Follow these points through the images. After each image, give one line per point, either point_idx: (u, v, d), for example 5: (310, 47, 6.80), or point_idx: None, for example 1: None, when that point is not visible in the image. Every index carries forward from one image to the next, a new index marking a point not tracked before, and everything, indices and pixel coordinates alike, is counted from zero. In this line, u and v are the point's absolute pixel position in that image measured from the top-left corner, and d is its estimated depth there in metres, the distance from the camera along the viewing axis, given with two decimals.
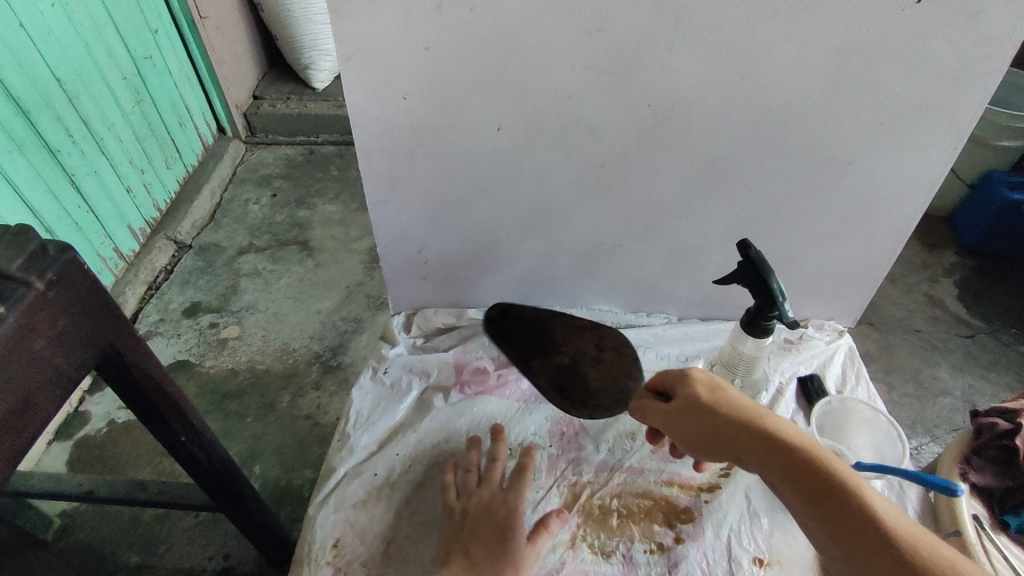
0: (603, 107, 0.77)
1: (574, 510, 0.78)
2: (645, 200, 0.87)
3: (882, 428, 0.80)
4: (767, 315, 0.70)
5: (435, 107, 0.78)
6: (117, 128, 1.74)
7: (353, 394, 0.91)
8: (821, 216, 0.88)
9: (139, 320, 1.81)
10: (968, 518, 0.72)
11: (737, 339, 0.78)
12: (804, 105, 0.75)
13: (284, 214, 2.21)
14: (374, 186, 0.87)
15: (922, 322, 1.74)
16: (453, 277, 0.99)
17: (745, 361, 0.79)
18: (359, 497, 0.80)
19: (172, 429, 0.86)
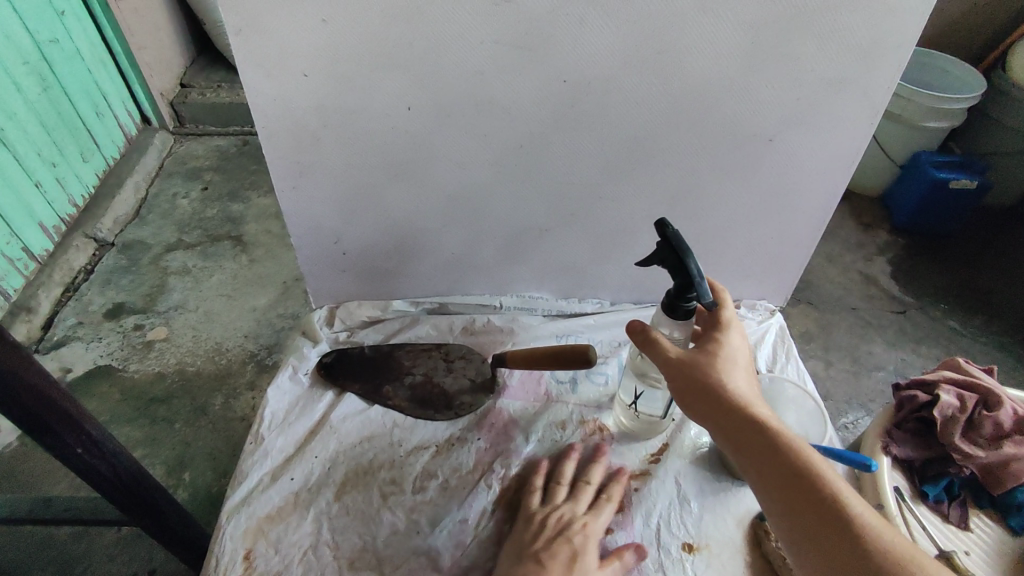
0: (518, 84, 0.73)
1: (501, 505, 0.75)
2: (568, 180, 0.84)
3: (807, 408, 0.81)
4: (684, 304, 0.65)
5: (340, 86, 0.72)
6: (20, 117, 1.61)
7: (269, 394, 0.85)
8: (747, 194, 0.87)
9: (55, 325, 1.69)
10: (889, 490, 0.73)
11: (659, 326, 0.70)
12: (724, 81, 0.73)
13: (216, 208, 2.10)
14: (282, 171, 0.81)
15: (858, 300, 1.77)
16: (376, 268, 0.95)
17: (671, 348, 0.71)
18: (273, 506, 0.75)
19: (64, 442, 0.79)
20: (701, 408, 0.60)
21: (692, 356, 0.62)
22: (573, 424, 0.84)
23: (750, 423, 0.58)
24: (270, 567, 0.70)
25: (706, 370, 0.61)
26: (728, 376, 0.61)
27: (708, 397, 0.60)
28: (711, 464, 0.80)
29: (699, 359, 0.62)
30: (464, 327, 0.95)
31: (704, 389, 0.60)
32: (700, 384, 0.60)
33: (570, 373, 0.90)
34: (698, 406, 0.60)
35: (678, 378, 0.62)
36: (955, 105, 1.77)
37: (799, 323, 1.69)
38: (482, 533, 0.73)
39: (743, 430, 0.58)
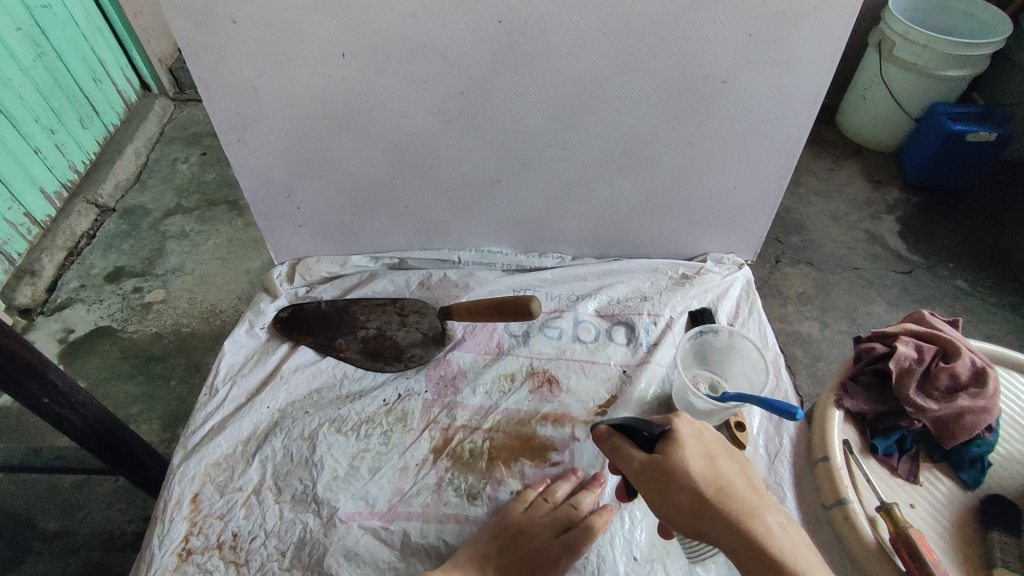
0: (452, 24, 0.69)
1: (444, 454, 0.77)
2: (514, 127, 0.81)
3: (747, 356, 0.80)
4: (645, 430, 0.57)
5: (270, 31, 0.70)
6: (15, 83, 1.55)
7: (225, 347, 0.87)
8: (706, 140, 0.83)
9: (59, 287, 1.66)
10: (839, 444, 0.72)
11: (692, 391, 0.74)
12: (666, 17, 0.69)
13: (214, 172, 2.03)
14: (226, 124, 0.80)
15: (862, 259, 1.57)
16: (332, 222, 0.94)
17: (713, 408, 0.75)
18: (222, 454, 0.77)
19: (31, 390, 0.82)
20: (688, 503, 0.52)
21: (657, 454, 0.55)
22: (522, 376, 0.84)
23: (723, 518, 0.50)
24: (215, 510, 0.72)
25: (679, 463, 0.53)
26: (684, 468, 0.53)
27: (680, 503, 0.52)
28: (658, 417, 0.80)
29: (661, 455, 0.54)
30: (420, 282, 0.95)
31: (678, 494, 0.52)
32: (668, 487, 0.53)
33: (524, 326, 0.89)
34: (675, 517, 0.53)
35: (648, 484, 0.55)
36: (976, 49, 1.55)
37: (797, 284, 1.51)
38: (422, 480, 0.75)
39: (710, 514, 0.51)
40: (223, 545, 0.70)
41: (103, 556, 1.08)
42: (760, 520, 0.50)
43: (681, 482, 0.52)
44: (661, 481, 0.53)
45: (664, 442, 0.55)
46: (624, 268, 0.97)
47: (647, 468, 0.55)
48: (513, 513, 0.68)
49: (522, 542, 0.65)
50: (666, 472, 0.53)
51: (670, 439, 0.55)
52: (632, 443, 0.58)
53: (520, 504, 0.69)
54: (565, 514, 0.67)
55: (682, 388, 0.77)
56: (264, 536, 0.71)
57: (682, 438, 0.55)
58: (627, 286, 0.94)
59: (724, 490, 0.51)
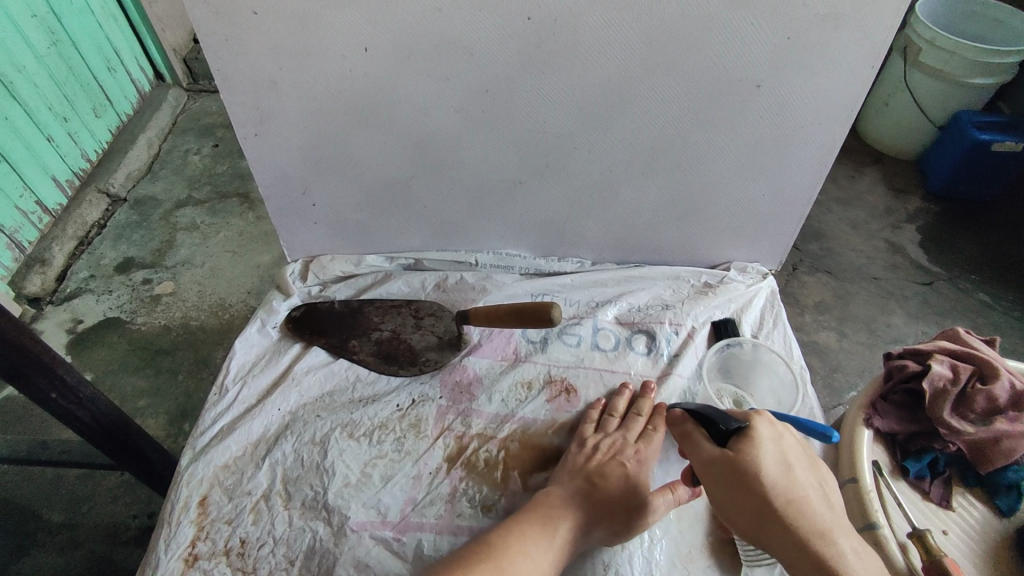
0: (478, 21, 0.67)
1: (458, 463, 0.75)
2: (538, 128, 0.78)
3: (782, 377, 0.79)
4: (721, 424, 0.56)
5: (291, 23, 0.68)
6: (29, 70, 1.54)
7: (237, 346, 0.85)
8: (737, 146, 0.80)
9: (68, 277, 1.65)
10: (870, 465, 0.69)
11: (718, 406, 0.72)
12: (701, 17, 0.66)
13: (226, 164, 2.01)
14: (243, 118, 0.78)
15: (882, 269, 1.54)
16: (347, 220, 0.92)
17: None
18: (232, 456, 0.75)
19: (38, 385, 0.80)
20: (753, 507, 0.50)
21: (731, 450, 0.54)
22: (539, 384, 0.82)
23: (787, 529, 0.49)
24: (223, 514, 0.71)
25: (752, 464, 0.52)
26: (757, 471, 0.52)
27: (744, 502, 0.51)
28: None
29: (734, 452, 0.53)
30: (436, 284, 0.93)
31: (744, 496, 0.51)
32: (735, 486, 0.52)
33: (542, 332, 0.86)
34: (736, 516, 0.52)
35: (714, 479, 0.54)
36: (1008, 57, 1.50)
37: (815, 292, 1.48)
38: (435, 489, 0.73)
39: (775, 524, 0.49)
40: (230, 552, 0.68)
41: (106, 551, 1.07)
42: (829, 541, 0.48)
43: (751, 483, 0.51)
44: (731, 479, 0.52)
45: (741, 440, 0.54)
46: (644, 275, 0.94)
47: (718, 463, 0.54)
48: (588, 432, 0.72)
49: (605, 454, 0.69)
50: (738, 470, 0.52)
51: (747, 438, 0.54)
52: (707, 434, 0.57)
53: (592, 424, 0.74)
54: (635, 429, 0.72)
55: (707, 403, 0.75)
56: (273, 543, 0.69)
57: (759, 440, 0.53)
58: (648, 294, 0.91)
59: (795, 501, 0.50)
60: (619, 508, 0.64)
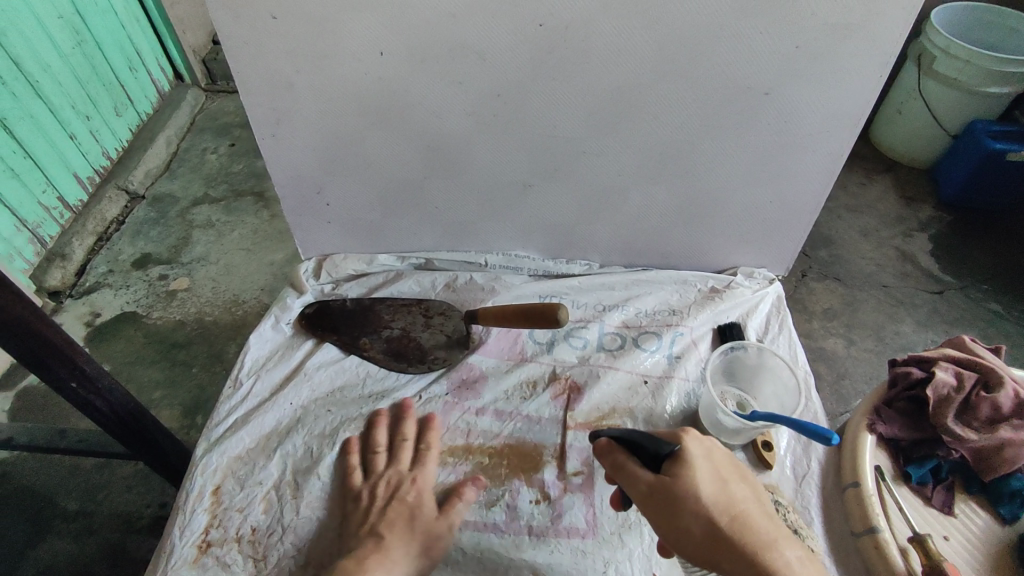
0: (492, 27, 0.69)
1: (464, 459, 0.76)
2: (549, 133, 0.80)
3: (787, 382, 0.77)
4: (654, 450, 0.55)
5: (310, 28, 0.70)
6: (54, 69, 1.58)
7: (250, 341, 0.87)
8: (745, 152, 0.81)
9: (87, 272, 1.69)
10: (871, 470, 0.70)
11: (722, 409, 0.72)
12: (710, 24, 0.67)
13: (242, 163, 2.05)
14: (261, 119, 0.80)
15: (892, 277, 1.54)
16: (361, 220, 0.94)
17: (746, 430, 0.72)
18: (244, 448, 0.77)
19: (60, 374, 0.83)
20: (703, 532, 0.51)
21: (668, 478, 0.53)
22: (545, 383, 0.83)
23: (738, 550, 0.50)
24: (235, 503, 0.73)
25: (693, 492, 0.52)
26: (698, 496, 0.52)
27: (691, 530, 0.52)
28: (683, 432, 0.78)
29: (671, 479, 0.53)
30: (446, 284, 0.94)
31: (692, 524, 0.52)
32: (680, 517, 0.52)
33: (549, 333, 0.88)
34: (688, 545, 0.52)
35: (657, 510, 0.53)
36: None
37: (824, 299, 1.48)
38: (442, 484, 0.74)
39: (727, 547, 0.50)
40: (242, 539, 0.70)
41: (121, 538, 1.10)
42: (774, 552, 0.50)
43: (694, 511, 0.51)
44: (673, 510, 0.52)
45: (675, 463, 0.54)
46: (652, 279, 0.95)
47: (659, 493, 0.53)
48: (376, 466, 0.73)
49: (392, 488, 0.70)
50: (680, 500, 0.52)
51: (682, 462, 0.54)
52: (638, 460, 0.56)
53: (381, 455, 0.75)
54: (406, 460, 0.74)
55: (710, 405, 0.75)
56: (283, 532, 0.71)
57: (693, 460, 0.54)
58: (654, 298, 0.92)
59: (738, 518, 0.51)
60: (415, 543, 0.66)
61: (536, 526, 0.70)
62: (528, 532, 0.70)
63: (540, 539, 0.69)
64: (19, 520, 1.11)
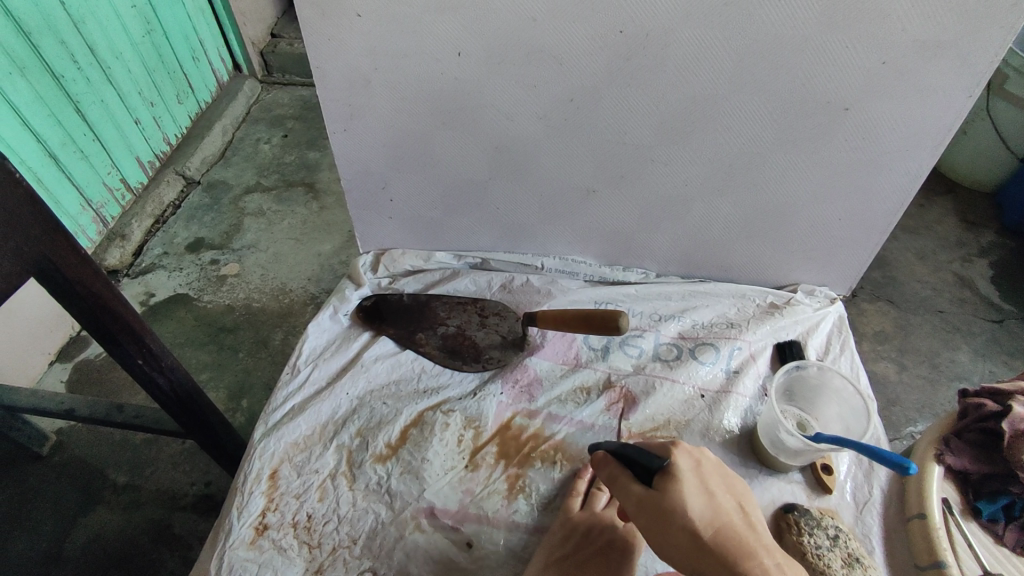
0: (571, 32, 0.69)
1: (514, 460, 0.76)
2: (618, 140, 0.79)
3: (854, 402, 0.75)
4: (644, 461, 0.55)
5: (392, 28, 0.71)
6: (125, 57, 1.64)
7: (309, 330, 0.89)
8: (818, 167, 0.79)
9: (144, 252, 1.74)
10: (938, 500, 0.68)
11: (785, 428, 0.71)
12: (796, 37, 0.66)
13: (294, 154, 2.08)
14: (334, 113, 0.82)
15: (948, 303, 1.48)
16: (422, 217, 0.95)
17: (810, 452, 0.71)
18: (302, 435, 0.78)
19: (128, 351, 0.86)
20: (686, 541, 0.50)
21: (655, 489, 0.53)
22: (599, 390, 0.83)
23: (720, 561, 0.49)
24: (292, 489, 0.74)
25: (677, 501, 0.51)
26: (683, 506, 0.51)
27: (677, 541, 0.51)
28: (740, 449, 0.77)
29: (659, 493, 0.53)
30: (502, 285, 0.95)
31: (676, 532, 0.51)
32: (666, 527, 0.51)
33: (604, 340, 0.87)
34: (674, 555, 0.51)
35: (646, 521, 0.53)
36: None
37: (875, 321, 1.44)
38: (493, 484, 0.74)
39: (710, 556, 0.49)
40: (298, 525, 0.71)
41: (165, 514, 1.13)
42: (757, 562, 0.48)
43: (679, 520, 0.51)
44: (658, 519, 0.52)
45: (664, 477, 0.53)
46: (710, 291, 0.94)
47: (647, 504, 0.53)
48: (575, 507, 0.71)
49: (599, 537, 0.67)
50: (667, 509, 0.52)
51: (671, 474, 0.53)
52: (631, 474, 0.56)
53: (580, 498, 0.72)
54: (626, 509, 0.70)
55: (772, 423, 0.74)
56: (337, 520, 0.72)
57: (680, 473, 0.53)
58: (712, 311, 0.91)
59: (722, 528, 0.50)
60: None
61: None
62: None
63: None
64: (72, 489, 1.16)
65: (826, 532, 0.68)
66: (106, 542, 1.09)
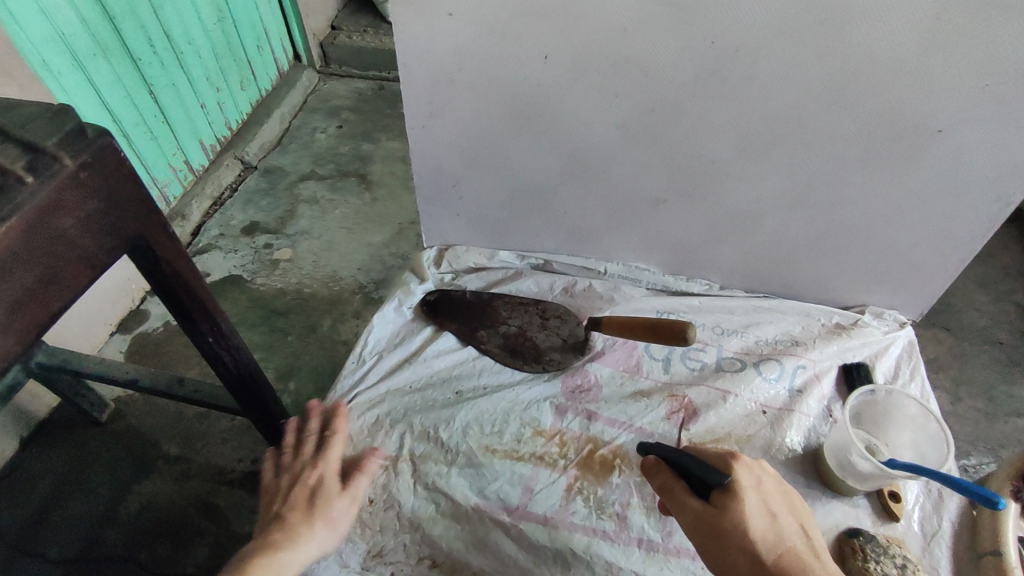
0: (660, 43, 0.68)
1: (574, 462, 0.77)
2: (696, 151, 0.79)
3: (929, 430, 0.74)
4: (703, 477, 0.54)
5: (483, 30, 0.72)
6: (197, 43, 1.69)
7: (374, 320, 0.91)
8: (901, 189, 0.78)
9: (202, 233, 1.80)
10: (1014, 540, 0.67)
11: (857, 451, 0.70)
12: (895, 58, 0.65)
13: (348, 145, 2.12)
14: (415, 110, 0.83)
15: (1009, 334, 1.43)
16: (489, 216, 0.96)
17: (881, 478, 0.70)
18: (366, 422, 0.80)
19: (201, 328, 0.89)
20: (746, 562, 0.51)
21: (715, 507, 0.53)
22: (659, 398, 0.82)
23: None
24: None
25: (739, 521, 0.51)
26: (747, 528, 0.51)
27: (736, 560, 0.51)
28: (802, 469, 0.76)
29: (719, 511, 0.52)
30: (564, 289, 0.96)
31: (735, 553, 0.51)
32: (724, 546, 0.51)
33: (665, 351, 0.87)
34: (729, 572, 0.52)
35: (701, 536, 0.53)
36: None
37: (930, 348, 1.39)
38: (554, 485, 0.75)
39: None
40: (360, 509, 0.73)
41: (214, 488, 1.17)
42: None
43: (740, 541, 0.51)
44: (717, 536, 0.52)
45: (724, 495, 0.53)
46: (775, 308, 0.93)
47: (702, 519, 0.53)
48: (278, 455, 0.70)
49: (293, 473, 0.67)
50: (728, 529, 0.51)
51: (732, 492, 0.53)
52: (686, 486, 0.55)
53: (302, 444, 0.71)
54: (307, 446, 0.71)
55: (842, 445, 0.73)
56: (399, 507, 0.74)
57: (743, 494, 0.53)
58: (776, 328, 0.90)
59: (783, 553, 0.51)
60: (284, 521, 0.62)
61: (646, 541, 0.71)
62: (638, 545, 0.71)
63: (648, 553, 0.71)
64: (126, 457, 1.20)
65: (894, 561, 0.67)
66: (159, 509, 1.13)
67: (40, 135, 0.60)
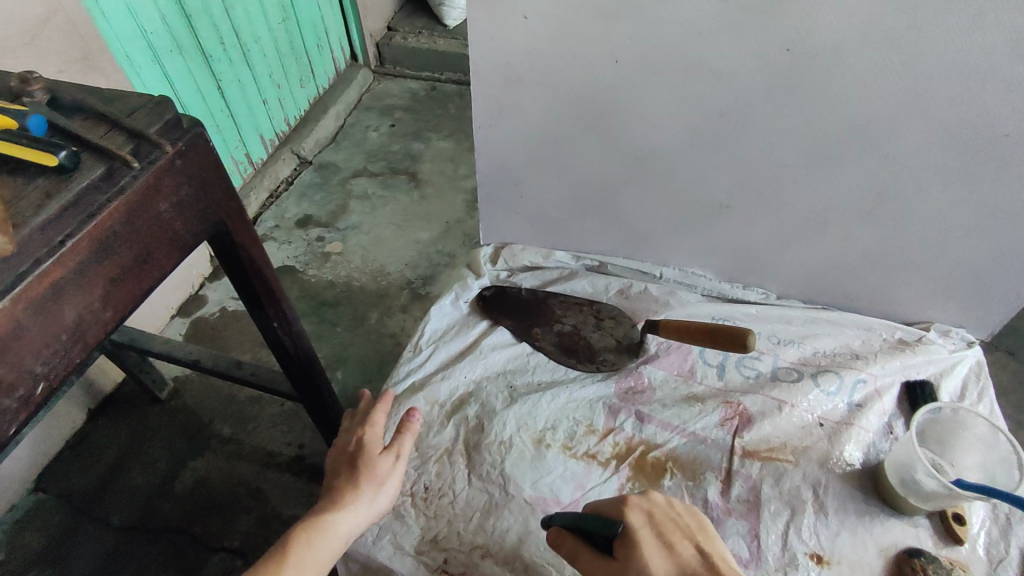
0: (734, 48, 0.68)
1: (626, 462, 0.78)
2: (762, 157, 0.79)
3: (1001, 451, 0.72)
4: (596, 530, 0.55)
5: (557, 32, 0.73)
6: (263, 42, 1.76)
7: (432, 313, 0.93)
8: (976, 203, 0.76)
9: (258, 223, 1.87)
10: None
11: (923, 470, 0.69)
12: (980, 67, 0.63)
13: (400, 144, 2.16)
14: (483, 108, 0.85)
15: None
16: (547, 216, 0.98)
17: (945, 499, 0.68)
18: (422, 411, 0.83)
19: (267, 313, 0.92)
20: None
21: (617, 559, 0.53)
22: (714, 403, 0.82)
23: None
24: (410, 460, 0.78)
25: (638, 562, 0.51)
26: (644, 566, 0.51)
27: None
28: (860, 484, 0.75)
29: (620, 562, 0.53)
30: (619, 291, 0.97)
31: None
32: None
33: (720, 357, 0.87)
34: None
35: None
36: None
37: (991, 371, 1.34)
38: (606, 484, 0.76)
39: None
40: (415, 494, 0.75)
41: (265, 468, 1.21)
42: None
43: None
44: None
45: (622, 543, 0.53)
46: (834, 320, 0.92)
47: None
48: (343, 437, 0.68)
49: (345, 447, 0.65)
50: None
51: (625, 539, 0.53)
52: (588, 543, 0.56)
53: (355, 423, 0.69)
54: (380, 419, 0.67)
55: (906, 462, 0.71)
56: (453, 495, 0.75)
57: (636, 537, 0.53)
58: (835, 340, 0.89)
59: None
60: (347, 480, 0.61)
61: None
62: None
63: None
64: (181, 435, 1.26)
65: None
66: (212, 485, 1.18)
67: (144, 123, 0.64)
